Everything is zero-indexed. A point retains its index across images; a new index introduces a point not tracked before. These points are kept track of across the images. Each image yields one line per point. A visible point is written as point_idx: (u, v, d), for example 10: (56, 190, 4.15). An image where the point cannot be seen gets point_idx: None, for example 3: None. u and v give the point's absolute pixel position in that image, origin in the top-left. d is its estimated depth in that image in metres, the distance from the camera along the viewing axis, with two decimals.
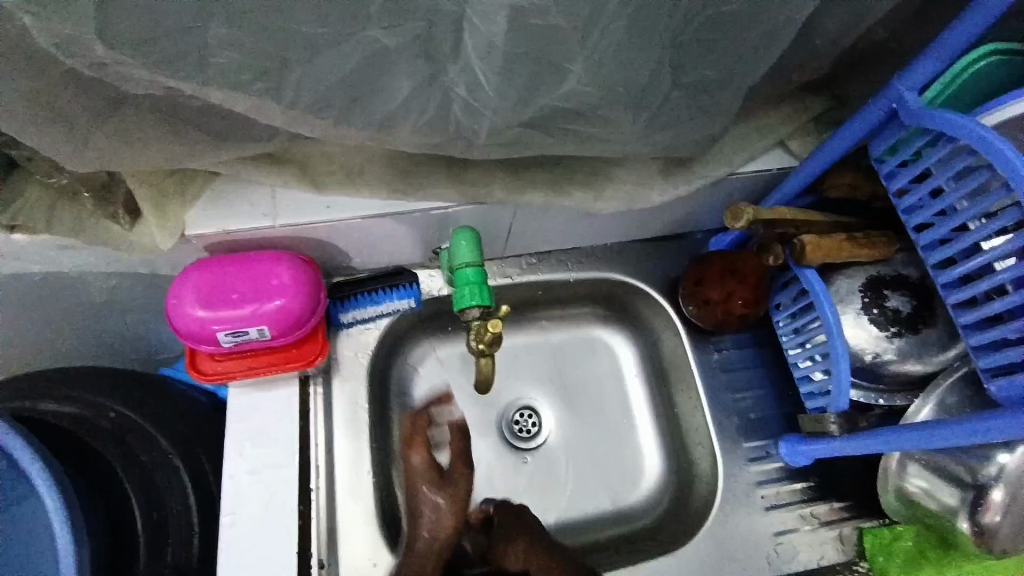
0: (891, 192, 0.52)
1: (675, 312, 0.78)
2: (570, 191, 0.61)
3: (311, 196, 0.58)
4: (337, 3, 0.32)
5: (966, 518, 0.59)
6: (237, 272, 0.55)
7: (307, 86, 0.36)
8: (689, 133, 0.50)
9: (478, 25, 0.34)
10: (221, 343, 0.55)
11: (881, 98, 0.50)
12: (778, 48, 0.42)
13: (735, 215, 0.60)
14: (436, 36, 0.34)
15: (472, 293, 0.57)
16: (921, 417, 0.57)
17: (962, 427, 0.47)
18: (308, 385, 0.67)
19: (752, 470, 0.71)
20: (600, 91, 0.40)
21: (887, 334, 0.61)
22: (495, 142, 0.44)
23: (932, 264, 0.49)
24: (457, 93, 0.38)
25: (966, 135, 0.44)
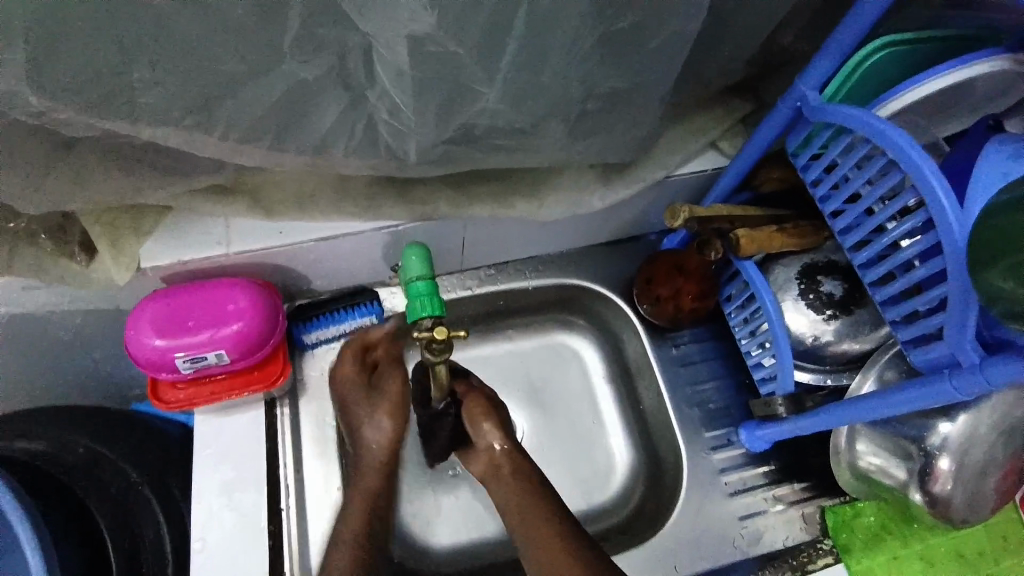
0: (807, 183, 0.56)
1: (632, 312, 0.81)
2: (513, 202, 0.64)
3: (265, 223, 0.61)
4: (252, 44, 0.35)
5: (918, 489, 0.61)
6: (194, 300, 0.56)
7: (235, 119, 0.39)
8: (613, 141, 0.53)
9: (387, 55, 0.37)
10: (179, 370, 0.57)
11: (787, 97, 0.54)
12: (675, 58, 0.46)
13: (672, 215, 0.63)
14: (351, 66, 0.38)
15: (424, 305, 0.58)
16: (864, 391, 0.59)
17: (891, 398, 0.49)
18: (275, 407, 0.68)
19: (715, 458, 0.74)
20: (513, 107, 0.43)
21: (824, 317, 0.65)
22: (426, 160, 0.48)
23: (848, 247, 0.52)
24: (380, 117, 0.42)
25: (859, 124, 0.47)
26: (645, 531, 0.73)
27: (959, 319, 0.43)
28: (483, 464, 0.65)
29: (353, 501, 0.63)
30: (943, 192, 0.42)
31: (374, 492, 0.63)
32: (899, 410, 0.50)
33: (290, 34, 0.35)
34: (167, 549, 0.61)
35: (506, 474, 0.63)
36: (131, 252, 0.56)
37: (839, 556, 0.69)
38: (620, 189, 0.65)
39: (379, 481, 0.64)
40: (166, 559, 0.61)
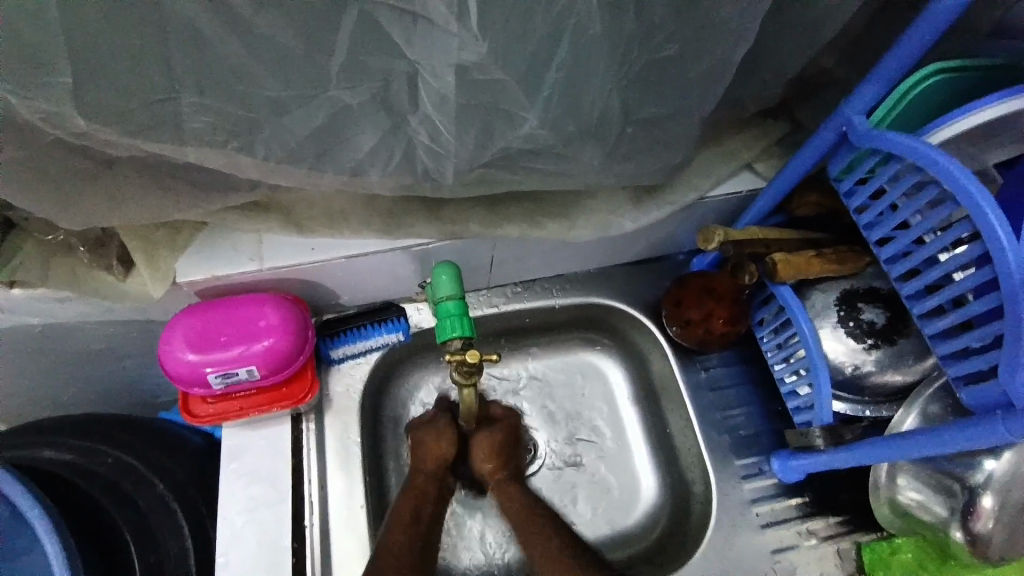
0: (851, 209, 0.54)
1: (660, 333, 0.79)
2: (544, 222, 0.63)
3: (296, 239, 0.61)
4: (297, 70, 0.35)
5: (959, 527, 0.58)
6: (225, 317, 0.57)
7: (277, 142, 0.39)
8: (650, 164, 0.52)
9: (430, 81, 0.37)
10: (210, 385, 0.57)
11: (831, 122, 0.52)
12: (718, 84, 0.45)
13: (707, 237, 0.62)
14: (394, 92, 0.38)
15: (452, 325, 0.58)
16: (905, 427, 0.57)
17: (937, 436, 0.47)
18: (300, 422, 0.68)
19: (746, 488, 0.71)
20: (553, 132, 0.43)
21: (864, 346, 0.62)
22: (462, 182, 0.47)
23: (896, 276, 0.50)
24: (420, 140, 0.41)
25: (908, 151, 0.46)
26: (670, 562, 0.71)
27: (1014, 357, 0.41)
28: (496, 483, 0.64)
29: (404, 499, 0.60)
30: (998, 224, 0.40)
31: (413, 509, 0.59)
32: (946, 450, 0.47)
33: (337, 59, 0.35)
34: (191, 562, 0.61)
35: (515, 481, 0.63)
36: (164, 267, 0.57)
37: None
38: (652, 211, 0.64)
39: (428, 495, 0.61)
40: (191, 573, 0.61)
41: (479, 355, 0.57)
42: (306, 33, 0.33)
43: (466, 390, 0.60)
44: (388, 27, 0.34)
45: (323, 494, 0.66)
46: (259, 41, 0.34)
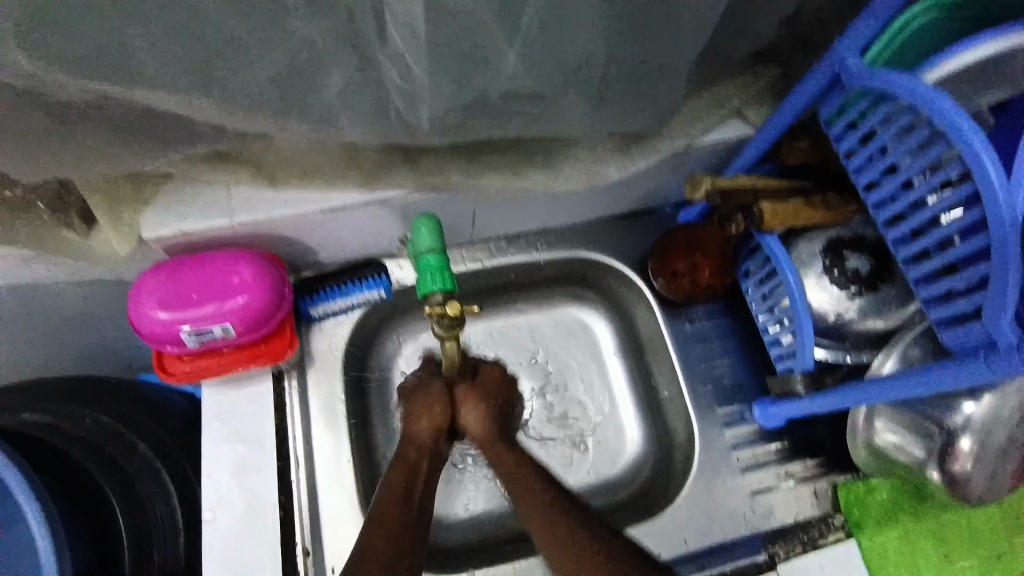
0: (840, 154, 0.53)
1: (646, 286, 0.78)
2: (527, 173, 0.61)
3: (268, 192, 0.58)
4: None
5: (936, 468, 0.60)
6: (198, 273, 0.55)
7: (237, 83, 0.36)
8: (635, 110, 0.50)
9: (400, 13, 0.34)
10: (186, 344, 0.55)
11: (825, 61, 0.50)
12: (708, 21, 0.42)
13: (694, 186, 0.61)
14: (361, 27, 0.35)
15: (434, 279, 0.56)
16: (884, 372, 0.58)
17: (917, 378, 0.47)
18: (282, 380, 0.67)
19: (727, 435, 0.73)
20: (534, 73, 0.40)
21: (848, 294, 0.62)
22: (439, 128, 0.45)
23: (882, 221, 0.50)
24: (392, 81, 0.39)
25: (903, 90, 0.44)
26: (653, 507, 0.73)
27: (999, 298, 0.40)
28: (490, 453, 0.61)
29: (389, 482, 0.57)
30: (990, 163, 0.39)
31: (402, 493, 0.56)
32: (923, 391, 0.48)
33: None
34: (178, 520, 0.61)
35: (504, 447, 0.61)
36: (131, 223, 0.54)
37: (851, 532, 0.68)
38: (639, 160, 0.62)
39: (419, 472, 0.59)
40: (179, 532, 0.61)
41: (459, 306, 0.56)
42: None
43: (448, 343, 0.59)
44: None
45: (310, 450, 0.66)
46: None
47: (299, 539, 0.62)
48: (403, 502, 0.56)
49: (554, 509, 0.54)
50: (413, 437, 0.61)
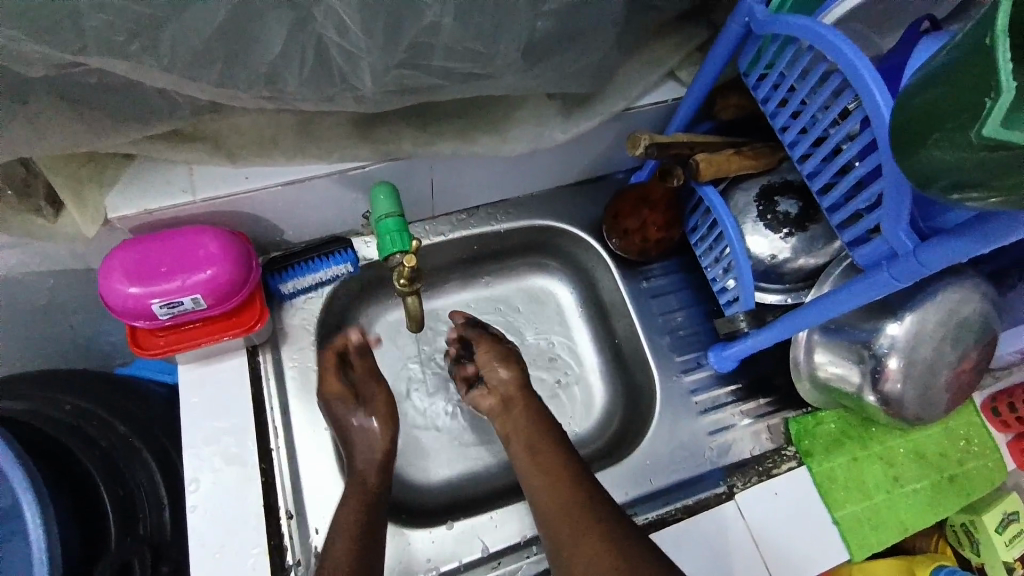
0: (759, 101, 0.58)
1: (602, 248, 0.83)
2: (476, 137, 0.64)
3: (227, 169, 0.61)
4: None
5: (871, 390, 0.65)
6: (163, 247, 0.57)
7: (183, 42, 0.39)
8: (570, 64, 0.54)
9: None
10: (156, 316, 0.57)
11: (737, 14, 0.55)
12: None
13: (634, 143, 0.64)
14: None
15: (392, 241, 0.59)
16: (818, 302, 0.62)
17: (829, 300, 0.53)
18: (256, 356, 0.70)
19: (686, 381, 0.77)
20: (463, 25, 0.44)
21: (781, 236, 0.67)
22: (383, 89, 0.48)
23: (797, 157, 0.54)
24: (329, 38, 0.42)
25: (801, 32, 0.49)
26: (621, 453, 0.76)
27: (893, 210, 0.45)
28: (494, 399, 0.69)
29: (344, 513, 0.61)
30: (874, 85, 0.44)
31: (359, 521, 0.60)
32: (841, 309, 0.53)
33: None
34: (163, 492, 0.64)
35: (519, 405, 0.67)
36: (97, 202, 0.57)
37: (802, 460, 0.72)
38: (581, 121, 0.66)
39: (369, 502, 0.62)
40: (164, 504, 0.64)
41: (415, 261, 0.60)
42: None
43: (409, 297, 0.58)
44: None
45: (286, 420, 0.69)
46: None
47: (282, 503, 0.64)
48: (367, 516, 0.60)
49: (574, 472, 0.61)
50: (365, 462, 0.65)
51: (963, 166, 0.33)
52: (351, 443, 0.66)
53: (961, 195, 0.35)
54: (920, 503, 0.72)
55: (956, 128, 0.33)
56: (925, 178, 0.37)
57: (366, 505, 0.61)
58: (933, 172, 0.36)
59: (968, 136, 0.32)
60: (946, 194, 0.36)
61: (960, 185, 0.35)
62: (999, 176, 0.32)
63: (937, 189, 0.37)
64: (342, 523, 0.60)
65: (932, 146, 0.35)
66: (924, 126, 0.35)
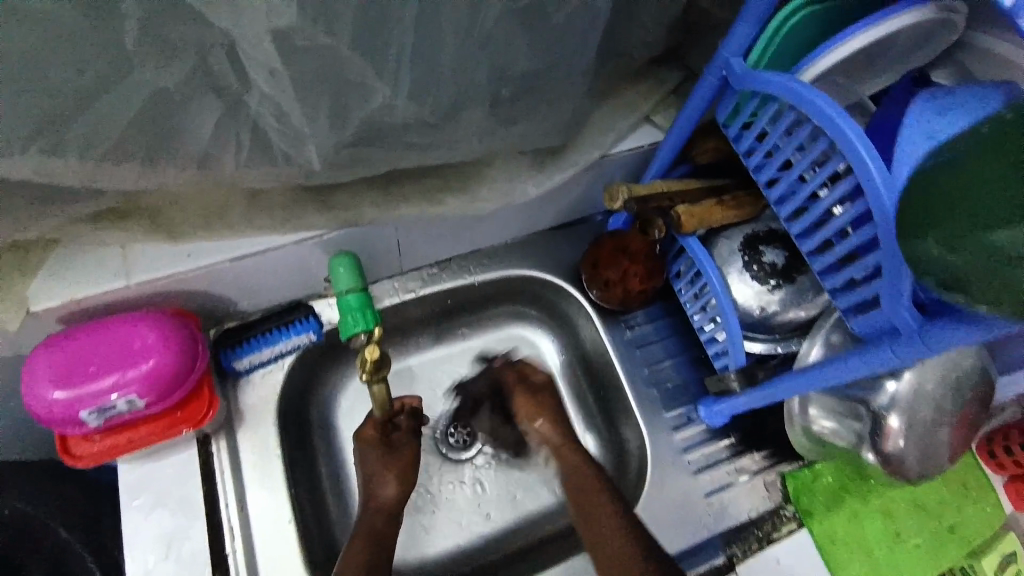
0: (741, 154, 0.55)
1: (583, 297, 0.78)
2: (442, 199, 0.59)
3: (168, 247, 0.55)
4: (90, 49, 0.30)
5: (870, 448, 0.61)
6: (90, 344, 0.51)
7: (93, 137, 0.34)
8: (540, 127, 0.50)
9: (250, 51, 0.31)
10: (86, 422, 0.51)
11: (712, 67, 0.52)
12: (589, 37, 0.43)
13: (613, 196, 0.63)
14: (216, 70, 0.33)
15: (355, 320, 0.55)
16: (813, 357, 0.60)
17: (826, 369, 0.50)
18: (209, 443, 0.63)
19: (677, 438, 0.73)
20: (418, 102, 0.39)
21: (768, 288, 0.64)
22: (336, 166, 0.43)
23: (784, 216, 0.51)
24: (267, 122, 0.36)
25: (781, 90, 0.46)
26: None
27: (894, 284, 0.41)
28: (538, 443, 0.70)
29: (354, 554, 0.59)
30: (866, 153, 0.41)
31: (369, 551, 0.59)
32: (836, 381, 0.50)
33: (139, 33, 0.30)
34: None
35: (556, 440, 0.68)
36: (18, 294, 0.50)
37: (802, 521, 0.69)
38: (555, 174, 0.62)
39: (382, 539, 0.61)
40: None
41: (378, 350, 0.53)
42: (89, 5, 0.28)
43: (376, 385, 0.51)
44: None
45: (244, 514, 0.62)
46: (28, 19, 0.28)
47: None
48: (378, 544, 0.60)
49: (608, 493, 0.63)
50: (380, 501, 0.63)
51: (955, 267, 0.33)
52: (384, 482, 0.64)
53: (943, 292, 0.35)
54: (923, 558, 0.69)
55: (961, 231, 0.32)
56: (914, 264, 0.36)
57: (372, 540, 0.60)
58: (923, 263, 0.35)
59: (979, 240, 0.31)
60: (931, 284, 0.35)
61: (946, 283, 0.34)
62: (988, 288, 0.31)
63: (922, 276, 0.36)
64: (347, 557, 0.59)
65: (930, 238, 0.34)
66: (926, 211, 0.34)
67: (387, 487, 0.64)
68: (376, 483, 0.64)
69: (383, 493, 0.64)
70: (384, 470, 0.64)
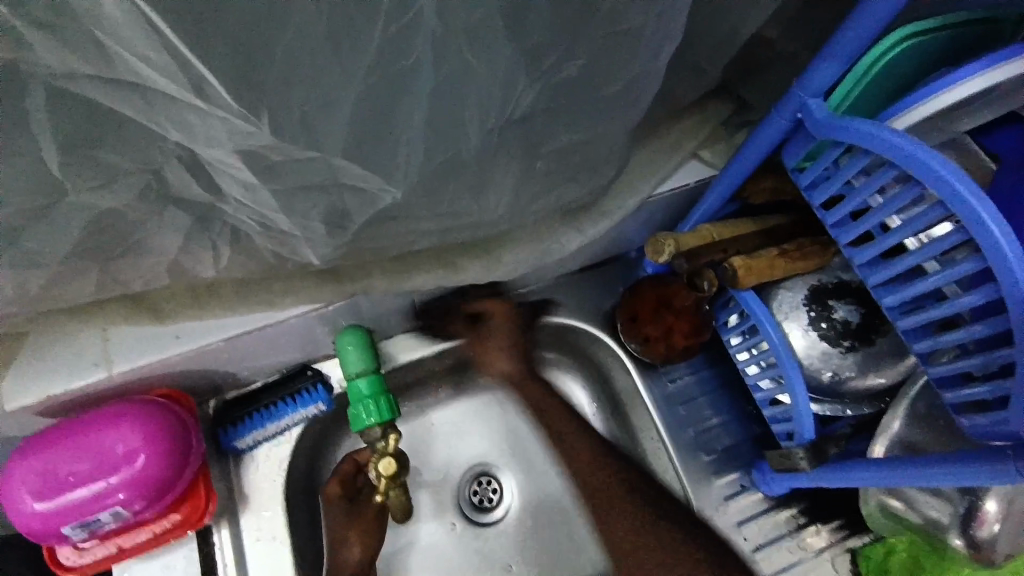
0: (815, 206, 0.48)
1: (619, 347, 0.70)
2: (463, 263, 0.52)
3: (153, 330, 0.48)
4: (23, 178, 0.25)
5: (959, 533, 0.53)
6: (67, 451, 0.45)
7: (45, 252, 0.30)
8: (575, 193, 0.43)
9: (230, 166, 0.27)
10: (68, 535, 0.46)
11: (785, 106, 0.44)
12: (635, 104, 0.35)
13: (656, 248, 0.55)
14: (174, 182, 0.28)
15: (367, 410, 0.48)
16: (894, 426, 0.54)
17: (927, 471, 0.44)
18: (210, 533, 0.58)
19: (730, 510, 0.66)
20: (428, 191, 0.33)
21: (840, 350, 0.56)
22: (337, 257, 0.38)
23: (874, 285, 0.44)
24: (248, 226, 0.33)
25: (882, 147, 0.39)
26: None
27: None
28: (658, 327, 0.64)
29: None
30: (1004, 240, 0.34)
31: None
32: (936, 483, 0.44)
33: (62, 155, 0.25)
34: None
35: (685, 310, 0.62)
36: None
37: None
38: (588, 228, 0.54)
39: None
40: None
41: (393, 462, 0.48)
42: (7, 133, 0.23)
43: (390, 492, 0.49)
44: (117, 108, 0.24)
45: None
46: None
47: None
48: None
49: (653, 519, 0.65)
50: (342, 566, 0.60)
51: None
52: (348, 545, 0.60)
53: None
54: None
55: None
56: None
57: None
58: None
59: None
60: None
61: None
62: None
63: None
64: None
65: None
66: None
67: (349, 553, 0.60)
68: (341, 545, 0.60)
69: (346, 556, 0.60)
70: (349, 531, 0.60)
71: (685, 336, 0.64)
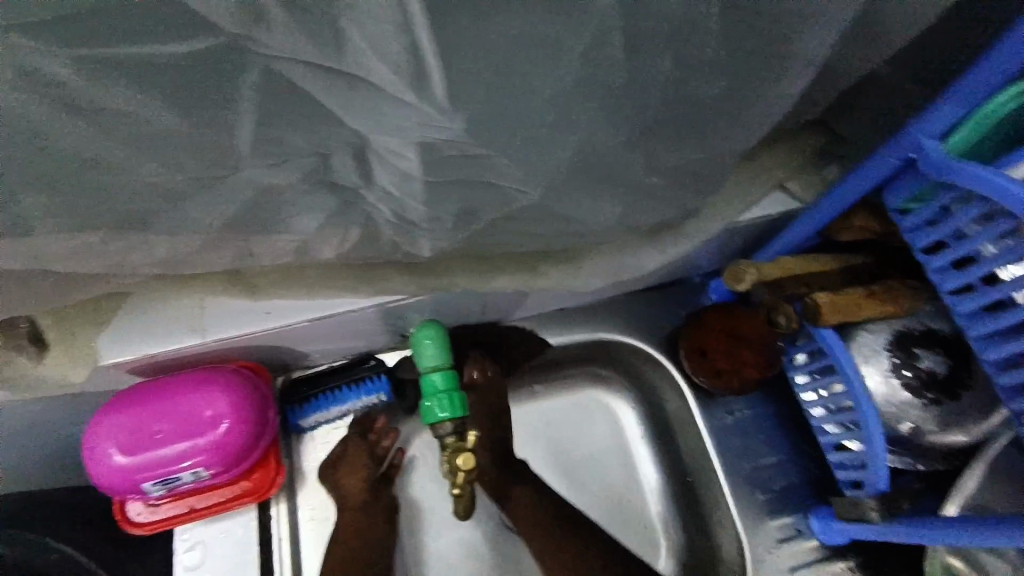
0: (915, 249, 0.46)
1: (677, 372, 0.69)
2: (544, 270, 0.52)
3: (243, 304, 0.50)
4: (198, 151, 0.27)
5: None
6: (156, 410, 0.47)
7: (195, 221, 0.32)
8: (674, 211, 0.43)
9: (385, 155, 0.29)
10: (147, 490, 0.49)
11: (898, 145, 0.43)
12: (758, 128, 0.36)
13: (737, 276, 0.54)
14: (334, 166, 0.30)
15: (441, 405, 0.49)
16: (972, 484, 0.51)
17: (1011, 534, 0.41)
18: (267, 507, 0.59)
19: (784, 553, 0.64)
20: (549, 198, 0.35)
21: (923, 400, 0.54)
22: (445, 250, 0.39)
23: (975, 336, 0.43)
24: (379, 214, 0.34)
25: (1003, 195, 0.38)
26: None
27: None
28: (725, 356, 0.64)
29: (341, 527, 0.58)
30: None
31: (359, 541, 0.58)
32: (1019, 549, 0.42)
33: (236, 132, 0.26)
34: None
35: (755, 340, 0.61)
36: (91, 347, 0.47)
37: None
38: (670, 249, 0.54)
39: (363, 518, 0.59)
40: None
41: (467, 455, 0.49)
42: (197, 110, 0.25)
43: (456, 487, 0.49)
44: (296, 91, 0.25)
45: None
46: (122, 119, 0.25)
47: None
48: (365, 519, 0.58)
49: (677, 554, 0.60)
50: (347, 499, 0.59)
51: None
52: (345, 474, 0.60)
53: None
54: None
55: None
56: None
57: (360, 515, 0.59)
58: None
59: None
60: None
61: None
62: None
63: None
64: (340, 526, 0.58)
65: None
66: None
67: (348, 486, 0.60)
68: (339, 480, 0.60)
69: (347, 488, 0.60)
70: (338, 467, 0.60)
71: (753, 365, 0.63)
